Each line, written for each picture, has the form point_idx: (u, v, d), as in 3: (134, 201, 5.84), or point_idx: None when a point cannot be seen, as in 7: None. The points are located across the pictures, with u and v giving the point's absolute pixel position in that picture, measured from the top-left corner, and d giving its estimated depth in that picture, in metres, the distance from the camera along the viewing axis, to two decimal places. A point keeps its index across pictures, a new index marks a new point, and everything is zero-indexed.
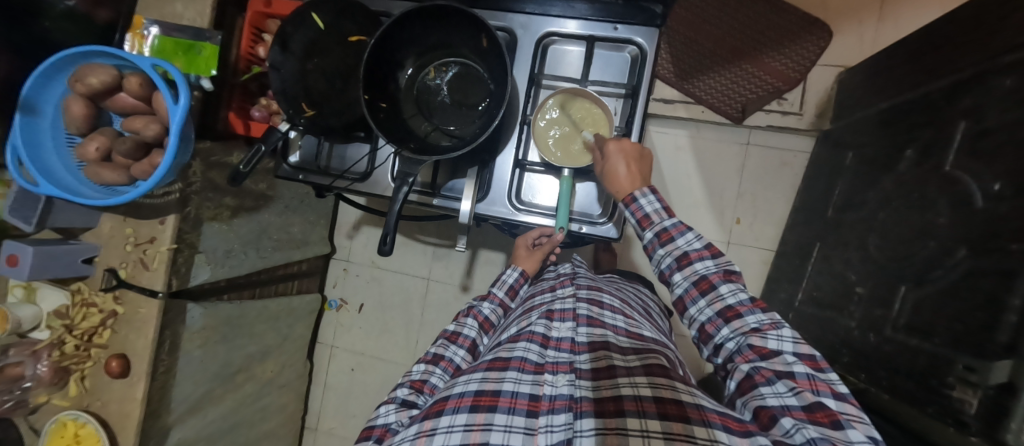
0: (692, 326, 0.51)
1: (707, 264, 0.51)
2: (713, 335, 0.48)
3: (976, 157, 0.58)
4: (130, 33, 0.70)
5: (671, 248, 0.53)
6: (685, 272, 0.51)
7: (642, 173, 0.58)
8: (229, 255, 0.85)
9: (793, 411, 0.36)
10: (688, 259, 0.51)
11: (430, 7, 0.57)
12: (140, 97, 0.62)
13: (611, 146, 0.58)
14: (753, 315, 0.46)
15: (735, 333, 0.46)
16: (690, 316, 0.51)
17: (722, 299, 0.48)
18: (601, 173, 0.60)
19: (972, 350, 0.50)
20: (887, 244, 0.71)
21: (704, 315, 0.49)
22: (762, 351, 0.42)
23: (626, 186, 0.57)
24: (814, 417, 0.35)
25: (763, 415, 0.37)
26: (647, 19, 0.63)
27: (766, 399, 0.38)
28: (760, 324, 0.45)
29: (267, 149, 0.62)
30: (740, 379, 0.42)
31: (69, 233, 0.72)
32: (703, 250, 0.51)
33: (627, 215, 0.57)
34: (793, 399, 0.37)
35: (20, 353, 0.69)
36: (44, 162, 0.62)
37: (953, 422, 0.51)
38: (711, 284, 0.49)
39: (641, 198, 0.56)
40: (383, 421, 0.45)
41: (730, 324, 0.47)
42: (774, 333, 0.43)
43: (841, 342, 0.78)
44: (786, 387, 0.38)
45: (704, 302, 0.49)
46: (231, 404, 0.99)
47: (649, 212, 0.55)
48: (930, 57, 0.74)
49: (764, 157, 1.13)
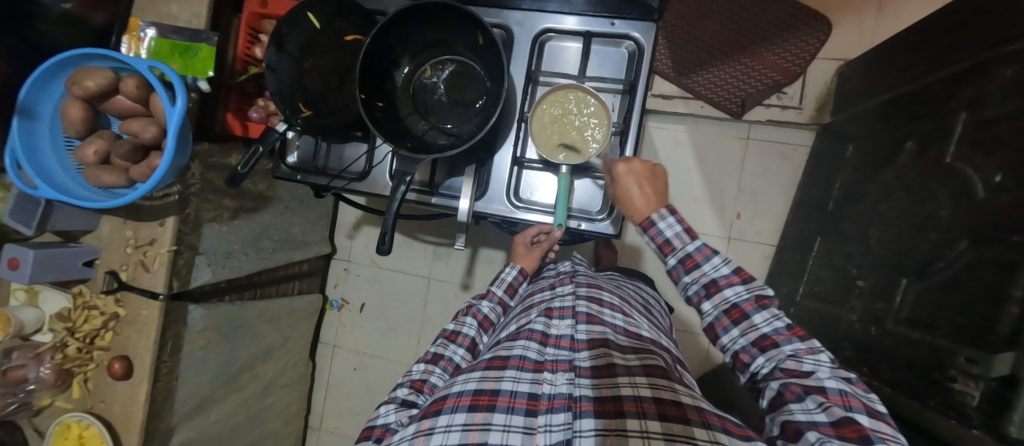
0: (725, 353, 0.49)
1: (737, 290, 0.48)
2: (748, 364, 0.46)
3: (977, 148, 0.57)
4: (127, 36, 0.71)
5: (697, 275, 0.49)
6: (714, 300, 0.48)
7: (661, 192, 0.54)
8: (229, 256, 0.85)
9: (821, 426, 0.37)
10: (716, 287, 0.48)
11: (425, 5, 0.57)
12: (137, 99, 0.62)
13: (621, 169, 0.55)
14: (790, 344, 0.44)
15: (770, 361, 0.44)
16: (722, 343, 0.49)
17: (756, 328, 0.46)
18: (616, 195, 0.57)
19: (973, 343, 0.50)
20: (887, 237, 0.71)
21: (737, 344, 0.47)
22: (796, 373, 0.42)
23: (641, 208, 0.53)
24: (841, 432, 0.36)
25: (789, 428, 0.39)
26: (644, 14, 0.62)
27: (794, 414, 0.40)
28: (796, 350, 0.43)
29: (265, 149, 0.63)
30: (771, 396, 0.43)
31: (70, 235, 0.72)
32: (732, 276, 0.48)
33: (645, 240, 0.53)
34: (821, 415, 0.38)
35: (23, 355, 0.70)
36: (43, 166, 0.62)
37: (955, 415, 0.51)
38: (744, 313, 0.47)
39: (659, 222, 0.51)
40: (383, 421, 0.45)
41: (765, 353, 0.45)
42: (810, 357, 0.42)
43: (842, 336, 0.78)
44: (816, 403, 0.39)
45: (737, 331, 0.47)
46: (235, 405, 0.99)
47: (670, 236, 0.51)
48: (930, 48, 0.73)
49: (764, 151, 1.12)
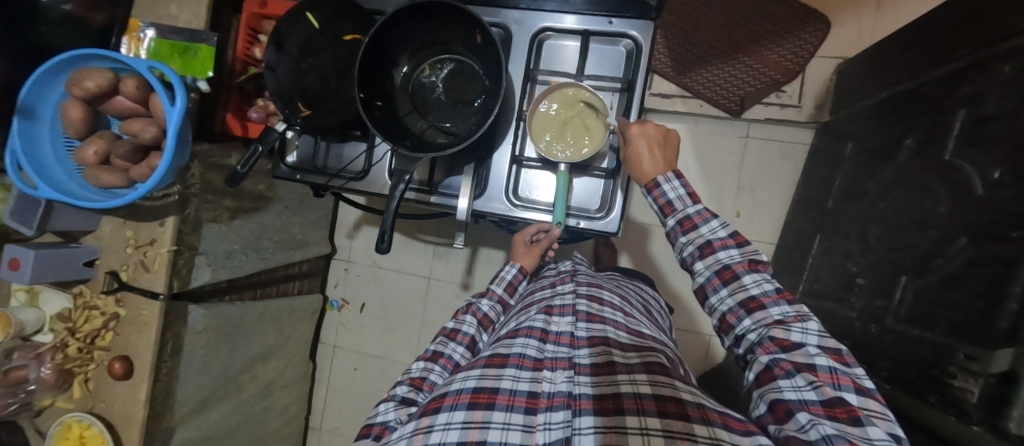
0: (713, 314, 0.50)
1: (731, 253, 0.49)
2: (734, 325, 0.47)
3: (976, 145, 0.57)
4: (127, 36, 0.72)
5: (694, 236, 0.51)
6: (707, 261, 0.50)
7: (670, 160, 0.57)
8: (229, 256, 0.86)
9: (811, 406, 0.36)
10: (711, 248, 0.50)
11: (424, 4, 0.57)
12: (137, 99, 0.62)
13: (634, 130, 0.56)
14: (777, 307, 0.44)
15: (756, 325, 0.45)
16: (711, 305, 0.50)
17: (745, 289, 0.47)
18: (625, 157, 0.59)
19: (973, 339, 0.50)
20: (887, 235, 0.71)
21: (725, 305, 0.48)
22: (784, 343, 0.41)
23: (648, 171, 0.56)
24: (832, 413, 0.35)
25: (778, 408, 0.37)
26: (642, 12, 0.62)
27: (783, 393, 0.38)
28: (784, 316, 0.44)
29: (264, 149, 0.63)
30: (759, 371, 0.42)
31: (70, 236, 0.72)
32: (727, 239, 0.50)
33: (649, 201, 0.56)
34: (811, 393, 0.36)
35: (24, 356, 0.70)
36: (43, 166, 0.62)
37: (955, 412, 0.51)
38: (734, 274, 0.48)
39: (664, 184, 0.55)
40: (383, 419, 0.45)
41: (752, 315, 0.45)
42: (798, 325, 0.42)
43: (842, 334, 0.78)
44: (805, 381, 0.38)
45: (725, 291, 0.48)
46: (235, 405, 0.99)
47: (673, 199, 0.54)
48: (929, 45, 0.73)
49: (763, 150, 1.12)
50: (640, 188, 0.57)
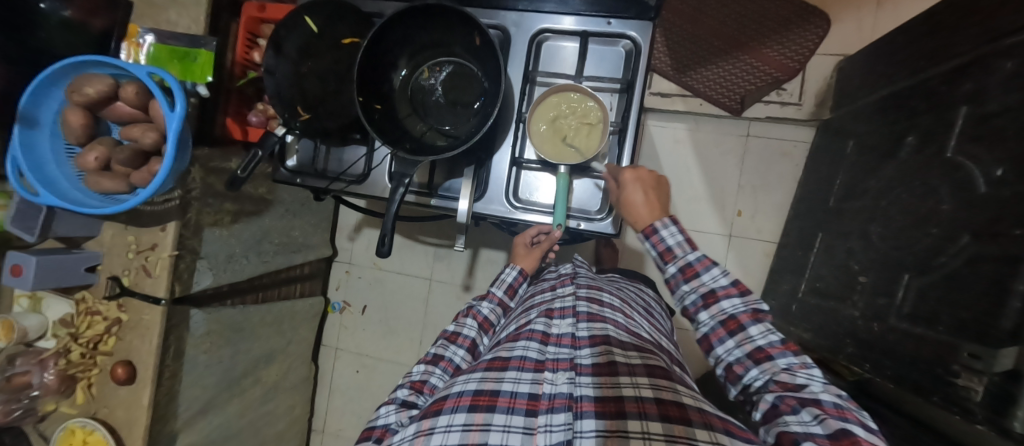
0: (717, 364, 0.49)
1: (734, 302, 0.48)
2: (741, 376, 0.46)
3: (978, 142, 0.57)
4: (126, 42, 0.72)
5: (696, 284, 0.50)
6: (711, 311, 0.49)
7: (663, 203, 0.56)
8: (230, 260, 0.86)
9: (817, 437, 0.35)
10: (714, 298, 0.49)
11: (422, 6, 0.57)
12: (137, 105, 0.62)
13: (628, 175, 0.57)
14: (784, 358, 0.44)
15: (764, 374, 0.44)
16: (717, 355, 0.49)
17: (752, 340, 0.46)
18: (620, 203, 0.58)
19: (977, 338, 0.50)
20: (889, 233, 0.71)
21: (732, 356, 0.47)
22: (788, 386, 0.41)
23: (644, 216, 0.55)
24: (838, 444, 0.33)
25: (784, 439, 0.36)
26: (640, 13, 0.62)
27: (790, 425, 0.37)
28: (790, 365, 0.43)
29: (263, 154, 0.63)
30: (765, 409, 0.41)
31: (72, 242, 0.72)
32: (730, 287, 0.49)
33: (647, 247, 0.54)
34: (818, 427, 0.36)
35: (27, 362, 0.70)
36: (44, 173, 0.62)
37: (959, 411, 0.51)
38: (740, 324, 0.47)
39: (661, 229, 0.53)
40: (384, 422, 0.45)
41: (759, 365, 0.45)
42: (804, 372, 0.42)
43: (844, 332, 0.78)
44: (811, 415, 0.37)
45: (732, 342, 0.47)
46: (238, 408, 0.99)
47: (672, 245, 0.52)
48: (930, 41, 0.73)
49: (763, 148, 1.12)
50: (637, 234, 0.55)
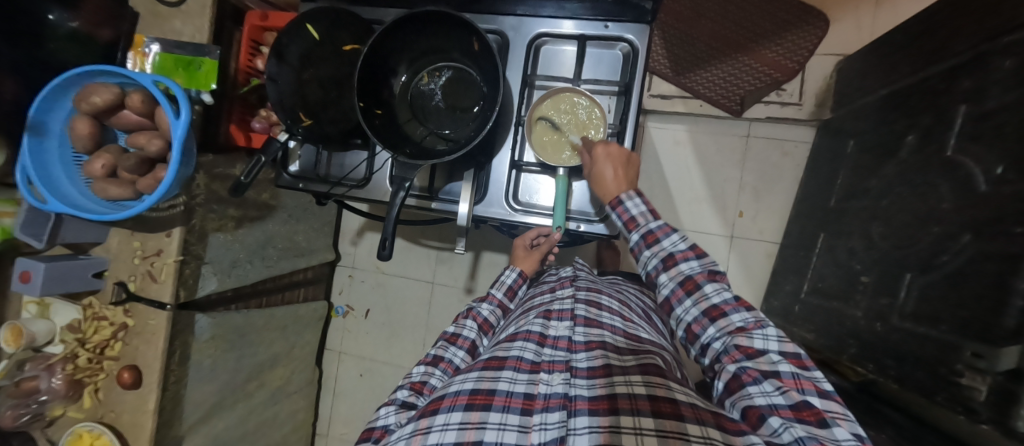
0: (679, 326, 0.52)
1: (692, 264, 0.52)
2: (699, 335, 0.49)
3: (978, 140, 0.57)
4: (132, 51, 0.73)
5: (657, 250, 0.54)
6: (670, 273, 0.52)
7: (632, 175, 0.59)
8: (235, 265, 0.87)
9: (781, 410, 0.35)
10: (673, 261, 0.52)
11: (421, 12, 0.57)
12: (143, 113, 0.63)
13: (600, 150, 0.59)
14: (738, 314, 0.46)
15: (720, 332, 0.46)
16: (677, 316, 0.51)
17: (707, 298, 0.49)
18: (590, 176, 0.61)
19: (980, 337, 0.49)
20: (891, 232, 0.71)
21: (690, 315, 0.49)
22: (748, 351, 0.42)
23: (612, 189, 0.58)
24: (800, 415, 0.35)
25: (751, 414, 0.37)
26: (638, 16, 0.63)
27: (754, 398, 0.38)
28: (745, 322, 0.45)
29: (267, 159, 0.64)
30: (727, 380, 0.42)
31: (80, 248, 0.73)
32: (688, 251, 0.52)
33: (614, 217, 0.59)
34: (780, 398, 0.37)
35: (36, 367, 0.71)
36: (53, 181, 0.64)
37: (963, 410, 0.51)
38: (696, 284, 0.50)
39: (626, 201, 0.57)
40: (383, 422, 0.45)
41: (715, 323, 0.47)
42: (759, 331, 0.44)
43: (847, 333, 0.77)
44: (774, 386, 0.38)
45: (690, 302, 0.50)
46: (242, 413, 1.00)
47: (635, 214, 0.57)
48: (928, 40, 0.73)
49: (764, 149, 1.12)
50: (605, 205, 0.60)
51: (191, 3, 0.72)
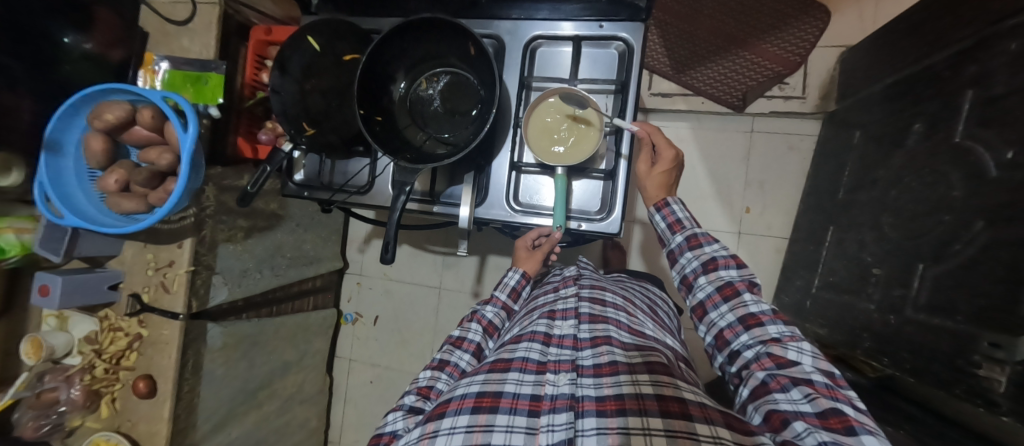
0: (709, 332, 0.53)
1: (731, 272, 0.53)
2: (730, 341, 0.49)
3: (986, 125, 0.55)
4: (142, 69, 0.75)
5: (698, 252, 0.57)
6: (709, 276, 0.54)
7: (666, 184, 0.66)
8: (245, 274, 0.88)
9: (807, 417, 0.36)
10: (714, 265, 0.54)
11: (417, 20, 0.59)
12: (153, 128, 0.65)
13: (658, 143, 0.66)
14: (775, 326, 0.47)
15: (754, 340, 0.47)
16: (709, 321, 0.53)
17: (745, 306, 0.50)
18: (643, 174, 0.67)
19: (996, 326, 0.48)
20: (901, 223, 0.69)
21: (724, 321, 0.51)
22: (780, 360, 0.43)
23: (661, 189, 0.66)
24: (827, 423, 0.35)
25: (775, 418, 0.37)
26: (633, 14, 0.63)
27: (779, 404, 0.38)
28: (781, 335, 0.46)
29: (272, 169, 0.66)
30: (754, 386, 0.43)
31: (95, 261, 0.76)
32: (730, 258, 0.54)
33: (658, 219, 0.64)
34: (807, 406, 0.37)
35: (55, 378, 0.72)
36: (68, 196, 0.66)
37: (982, 402, 0.49)
38: (736, 291, 0.51)
39: (673, 204, 0.63)
40: (391, 428, 0.46)
41: (750, 331, 0.48)
42: (793, 345, 0.44)
43: (860, 327, 0.76)
44: (801, 394, 0.38)
45: (726, 307, 0.51)
46: (256, 421, 1.01)
47: (681, 218, 0.61)
48: (933, 26, 0.71)
49: (770, 142, 1.10)
50: (650, 208, 0.65)
51: (197, 21, 0.74)
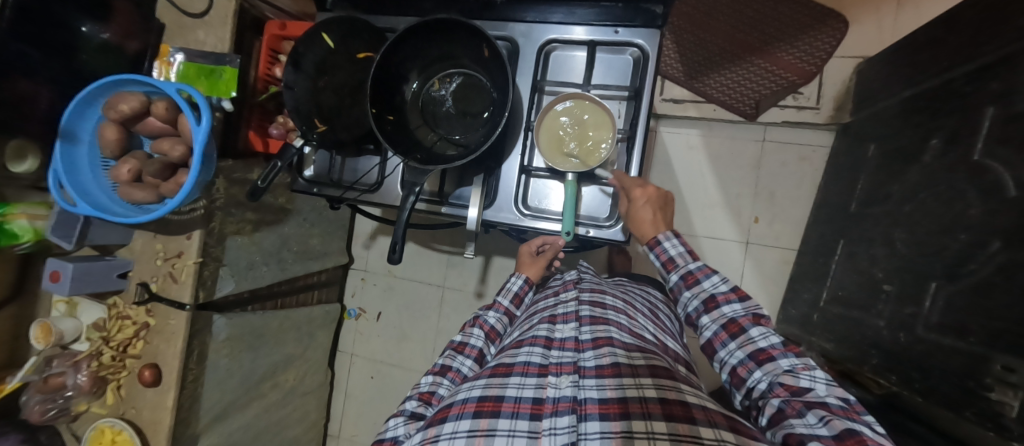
0: (723, 369, 0.52)
1: (734, 307, 0.53)
2: (745, 378, 0.48)
3: (1006, 144, 0.54)
4: (157, 61, 0.76)
5: (697, 291, 0.56)
6: (712, 315, 0.54)
7: (664, 218, 0.63)
8: (251, 267, 0.89)
9: (823, 438, 0.35)
10: (714, 303, 0.54)
11: (432, 21, 0.59)
12: (167, 120, 0.66)
13: (638, 193, 0.60)
14: (786, 359, 0.46)
15: (767, 375, 0.46)
16: (720, 358, 0.52)
17: (753, 342, 0.49)
18: (627, 217, 0.62)
19: (1010, 348, 0.47)
20: (914, 239, 0.68)
21: (735, 358, 0.50)
22: (793, 388, 0.42)
23: (648, 231, 0.61)
24: (843, 443, 0.34)
25: (790, 439, 0.37)
26: (649, 21, 0.63)
27: (796, 428, 0.38)
28: (793, 366, 0.45)
29: (283, 164, 0.66)
30: (770, 413, 0.42)
31: (106, 249, 0.77)
32: (730, 293, 0.54)
33: (653, 258, 0.62)
34: (823, 429, 0.36)
35: (63, 363, 0.73)
36: (82, 185, 0.67)
37: (993, 427, 0.49)
38: (741, 327, 0.51)
39: (665, 242, 0.61)
40: (393, 434, 0.46)
41: (761, 367, 0.47)
42: (806, 373, 0.43)
43: (868, 343, 0.75)
44: (817, 418, 0.38)
45: (734, 344, 0.50)
46: (257, 413, 1.02)
47: (673, 255, 0.60)
48: (954, 40, 0.70)
49: (781, 152, 1.09)
50: (643, 245, 0.63)
51: (214, 14, 0.75)
